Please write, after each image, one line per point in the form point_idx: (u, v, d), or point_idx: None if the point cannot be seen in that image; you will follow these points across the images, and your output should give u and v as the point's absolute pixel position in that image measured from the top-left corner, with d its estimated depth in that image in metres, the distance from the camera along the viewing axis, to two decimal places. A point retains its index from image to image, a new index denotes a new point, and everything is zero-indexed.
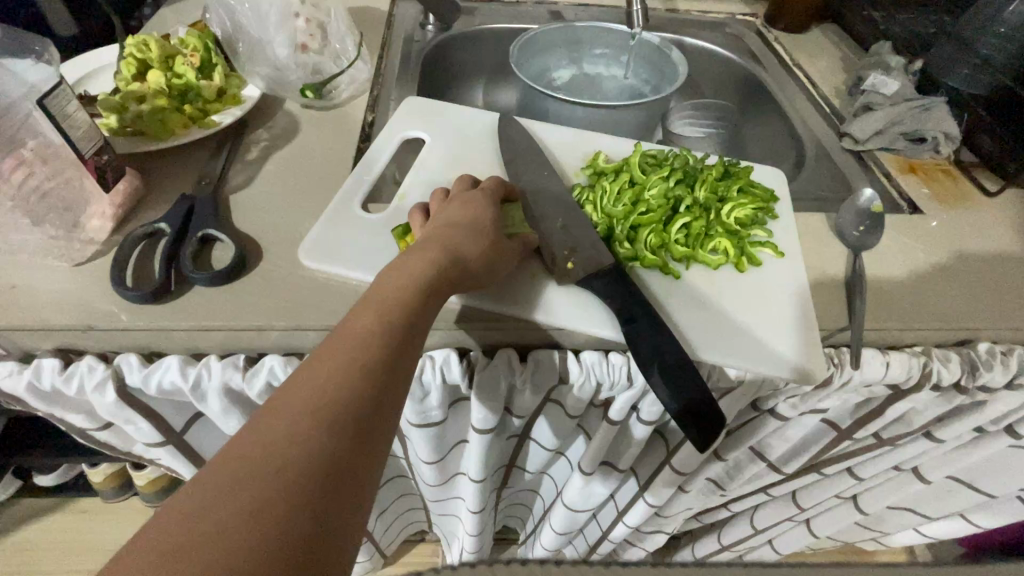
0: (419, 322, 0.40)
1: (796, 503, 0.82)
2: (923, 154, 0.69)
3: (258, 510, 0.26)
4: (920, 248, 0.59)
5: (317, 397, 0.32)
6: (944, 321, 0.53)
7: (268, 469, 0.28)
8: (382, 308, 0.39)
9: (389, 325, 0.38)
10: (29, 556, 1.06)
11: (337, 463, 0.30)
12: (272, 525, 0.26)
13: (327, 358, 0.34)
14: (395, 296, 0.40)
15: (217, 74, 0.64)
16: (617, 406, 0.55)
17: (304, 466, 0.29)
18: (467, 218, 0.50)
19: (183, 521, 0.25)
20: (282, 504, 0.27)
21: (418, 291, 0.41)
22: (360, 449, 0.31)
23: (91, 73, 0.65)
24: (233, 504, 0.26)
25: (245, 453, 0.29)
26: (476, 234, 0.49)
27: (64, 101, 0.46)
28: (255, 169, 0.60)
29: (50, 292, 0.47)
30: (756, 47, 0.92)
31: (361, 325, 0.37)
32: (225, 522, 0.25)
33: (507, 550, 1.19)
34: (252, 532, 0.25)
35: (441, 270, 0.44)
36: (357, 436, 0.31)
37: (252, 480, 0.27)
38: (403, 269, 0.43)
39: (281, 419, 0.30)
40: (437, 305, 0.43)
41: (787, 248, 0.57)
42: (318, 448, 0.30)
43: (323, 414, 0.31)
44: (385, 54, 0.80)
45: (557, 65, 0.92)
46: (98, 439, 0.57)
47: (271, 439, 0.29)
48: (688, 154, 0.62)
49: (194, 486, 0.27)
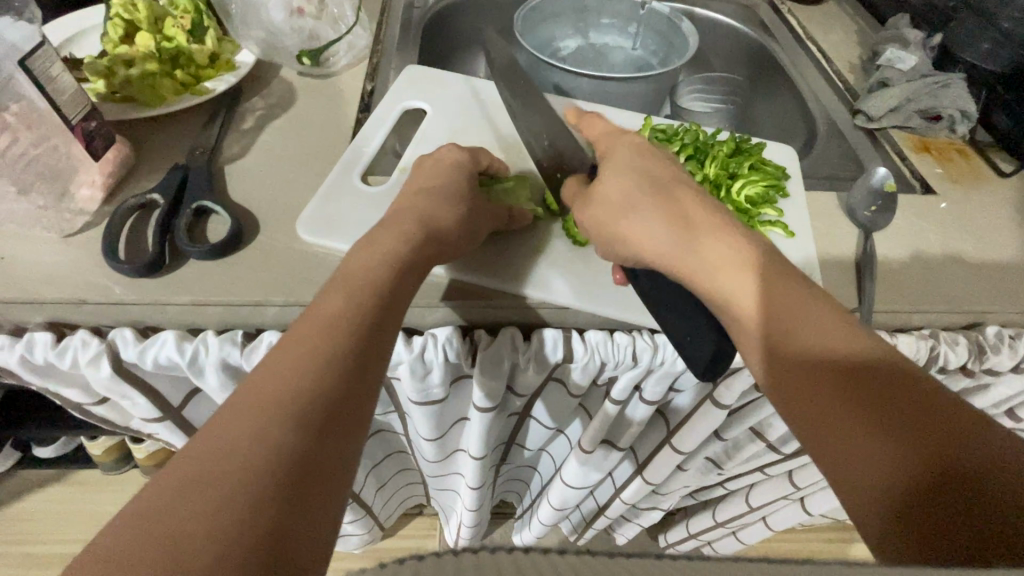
0: (389, 308, 0.40)
1: (793, 483, 0.83)
2: (938, 132, 0.67)
3: (224, 504, 0.26)
4: (932, 229, 0.58)
5: (284, 388, 0.32)
6: (954, 304, 0.52)
7: (234, 463, 0.28)
8: (351, 295, 0.39)
9: (357, 312, 0.38)
10: (29, 526, 1.07)
11: (308, 451, 0.30)
12: (240, 518, 0.26)
13: (293, 350, 0.34)
14: (365, 281, 0.40)
15: (209, 37, 0.61)
16: (620, 386, 0.55)
17: (272, 456, 0.29)
18: (443, 184, 0.50)
19: (146, 521, 0.25)
20: (250, 495, 0.27)
21: (389, 277, 0.41)
22: (330, 439, 0.32)
23: (77, 35, 0.62)
24: (199, 500, 0.26)
25: (209, 448, 0.29)
26: (454, 202, 0.49)
27: (47, 63, 0.44)
28: (251, 139, 0.58)
29: (40, 264, 0.46)
30: (769, 18, 0.88)
31: (328, 312, 0.37)
32: (193, 513, 0.25)
33: (502, 524, 1.21)
34: (222, 521, 0.25)
35: (415, 249, 0.44)
36: (326, 425, 0.32)
37: (219, 472, 0.27)
38: (374, 250, 0.43)
39: (247, 413, 0.31)
40: (410, 286, 0.43)
41: (797, 228, 0.56)
42: (286, 439, 0.30)
43: (289, 404, 0.31)
44: (385, 20, 0.77)
45: (562, 35, 0.88)
46: (96, 414, 0.57)
47: (235, 433, 0.29)
48: (699, 129, 0.60)
49: (156, 486, 0.27)
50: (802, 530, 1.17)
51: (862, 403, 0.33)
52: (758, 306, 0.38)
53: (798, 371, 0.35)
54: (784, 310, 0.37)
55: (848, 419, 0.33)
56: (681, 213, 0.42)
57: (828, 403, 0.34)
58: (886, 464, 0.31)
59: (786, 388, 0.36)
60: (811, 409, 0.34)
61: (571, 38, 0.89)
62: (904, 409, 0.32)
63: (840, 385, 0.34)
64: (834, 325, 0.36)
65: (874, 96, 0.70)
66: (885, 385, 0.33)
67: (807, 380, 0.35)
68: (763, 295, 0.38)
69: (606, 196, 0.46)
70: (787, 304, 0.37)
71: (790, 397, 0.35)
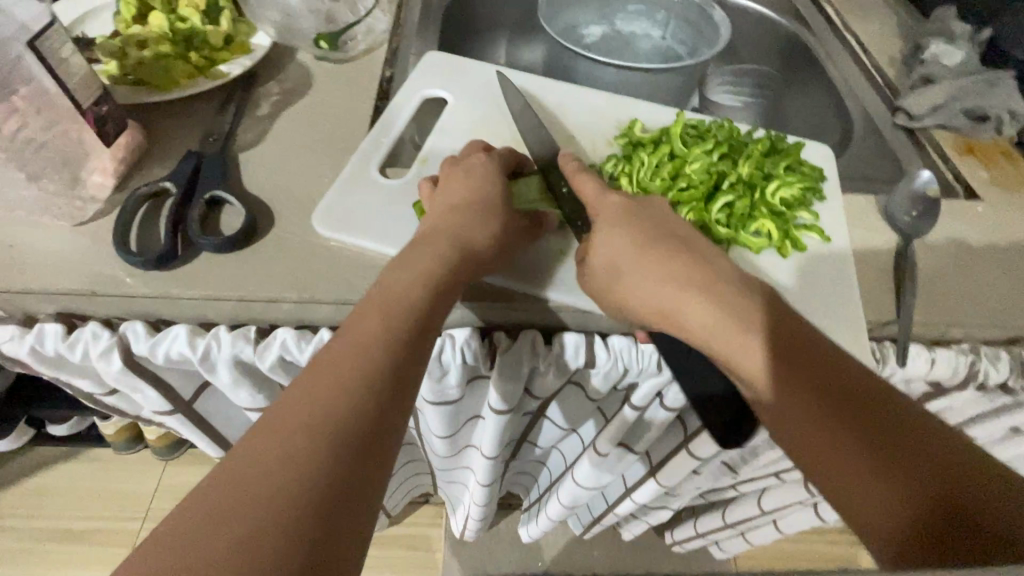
0: (424, 325, 0.39)
1: (808, 489, 0.81)
2: (983, 133, 0.64)
3: (255, 539, 0.25)
4: (974, 237, 0.55)
5: (315, 411, 0.31)
6: (997, 318, 0.50)
7: (259, 494, 0.27)
8: (386, 310, 0.38)
9: (392, 331, 0.37)
10: (43, 501, 1.08)
11: (336, 481, 0.29)
12: (271, 555, 0.25)
13: (323, 370, 0.33)
14: (399, 296, 0.39)
15: (223, 18, 0.59)
16: (641, 392, 0.53)
17: (298, 487, 0.28)
18: (473, 196, 0.47)
19: (177, 556, 0.25)
20: (283, 529, 0.26)
21: (423, 291, 0.40)
22: (364, 464, 0.30)
23: (88, 12, 0.60)
24: (229, 534, 0.25)
25: (239, 474, 0.28)
26: (487, 217, 0.46)
27: (57, 44, 0.42)
28: (266, 126, 0.56)
29: (51, 252, 0.45)
30: (805, 7, 0.84)
31: (363, 329, 0.36)
32: (217, 551, 0.25)
33: (509, 516, 1.21)
34: (245, 560, 0.25)
35: (448, 267, 0.42)
36: (360, 450, 0.31)
37: (245, 503, 0.27)
38: (408, 266, 0.41)
39: (276, 437, 0.30)
40: (445, 302, 0.41)
41: (832, 232, 0.53)
42: (319, 467, 0.29)
43: (322, 429, 0.30)
44: (405, 2, 0.74)
45: (587, 21, 0.85)
46: (107, 403, 0.56)
47: (267, 459, 0.28)
48: (733, 125, 0.57)
49: (182, 515, 0.26)
50: (811, 533, 1.16)
51: (870, 437, 0.33)
52: (768, 345, 0.37)
53: (811, 402, 0.35)
54: (797, 345, 0.37)
55: (856, 450, 0.33)
56: (688, 255, 0.42)
57: (837, 434, 0.33)
58: (893, 493, 0.31)
59: (795, 417, 0.35)
60: (820, 439, 0.34)
61: (597, 25, 0.86)
62: (909, 442, 0.32)
63: (848, 418, 0.34)
64: (851, 365, 0.36)
65: (915, 93, 0.67)
66: (889, 418, 0.34)
67: (819, 411, 0.34)
68: (772, 333, 0.37)
69: (608, 234, 0.45)
70: (797, 341, 0.37)
71: (798, 427, 0.35)
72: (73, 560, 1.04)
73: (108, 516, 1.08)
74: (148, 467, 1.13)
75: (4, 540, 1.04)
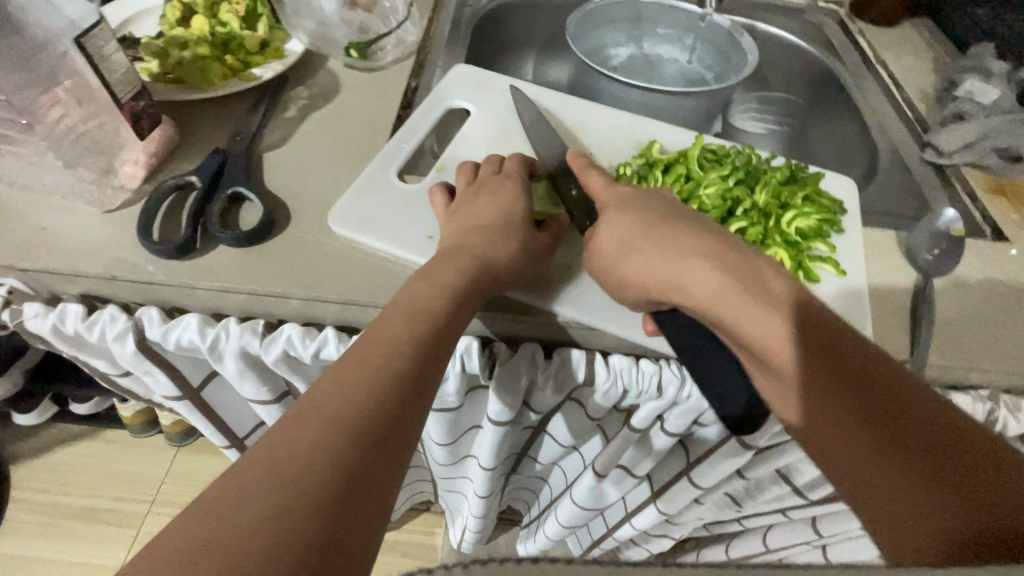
0: (446, 335, 0.40)
1: (814, 529, 0.78)
2: (1016, 174, 0.62)
3: (284, 512, 0.26)
4: (1000, 278, 0.53)
5: (344, 401, 0.32)
6: (1021, 365, 0.48)
7: (292, 472, 0.28)
8: (413, 312, 0.39)
9: (420, 337, 0.38)
10: (58, 477, 1.12)
11: (363, 466, 0.30)
12: (296, 531, 0.26)
13: (351, 365, 0.35)
14: (426, 302, 0.40)
15: (261, 25, 0.62)
16: (642, 415, 0.53)
17: (327, 468, 0.29)
18: (495, 217, 0.47)
19: (209, 524, 0.26)
20: (310, 505, 0.27)
21: (449, 297, 0.41)
22: (384, 456, 0.31)
23: (136, 16, 0.64)
24: (258, 506, 0.26)
25: (270, 458, 0.29)
26: (509, 239, 0.46)
27: (102, 42, 0.45)
28: (292, 128, 0.58)
29: (79, 236, 0.47)
30: (836, 38, 0.83)
31: (392, 335, 0.37)
32: (252, 522, 0.26)
33: (508, 532, 1.19)
34: (276, 532, 0.26)
35: (471, 281, 0.43)
36: (381, 445, 0.32)
37: (277, 482, 0.28)
38: (430, 276, 0.42)
39: (308, 423, 0.31)
40: (465, 316, 0.42)
41: (849, 265, 0.52)
42: (344, 455, 0.30)
43: (351, 420, 0.32)
44: (435, 18, 0.76)
45: (616, 43, 0.85)
46: (121, 385, 0.58)
47: (299, 442, 0.30)
48: (752, 151, 0.57)
49: (217, 490, 0.27)
50: None
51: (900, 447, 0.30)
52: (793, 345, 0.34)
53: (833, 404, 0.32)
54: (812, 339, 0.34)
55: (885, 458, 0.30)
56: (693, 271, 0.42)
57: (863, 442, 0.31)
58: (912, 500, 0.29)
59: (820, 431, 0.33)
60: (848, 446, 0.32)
61: (624, 46, 0.86)
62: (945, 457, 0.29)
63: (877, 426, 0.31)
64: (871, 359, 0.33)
65: (946, 129, 0.65)
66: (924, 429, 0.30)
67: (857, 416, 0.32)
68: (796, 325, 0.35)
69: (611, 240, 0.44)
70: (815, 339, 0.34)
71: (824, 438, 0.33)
72: (80, 537, 1.07)
73: (118, 497, 1.11)
74: (159, 452, 1.16)
75: (19, 511, 1.08)
